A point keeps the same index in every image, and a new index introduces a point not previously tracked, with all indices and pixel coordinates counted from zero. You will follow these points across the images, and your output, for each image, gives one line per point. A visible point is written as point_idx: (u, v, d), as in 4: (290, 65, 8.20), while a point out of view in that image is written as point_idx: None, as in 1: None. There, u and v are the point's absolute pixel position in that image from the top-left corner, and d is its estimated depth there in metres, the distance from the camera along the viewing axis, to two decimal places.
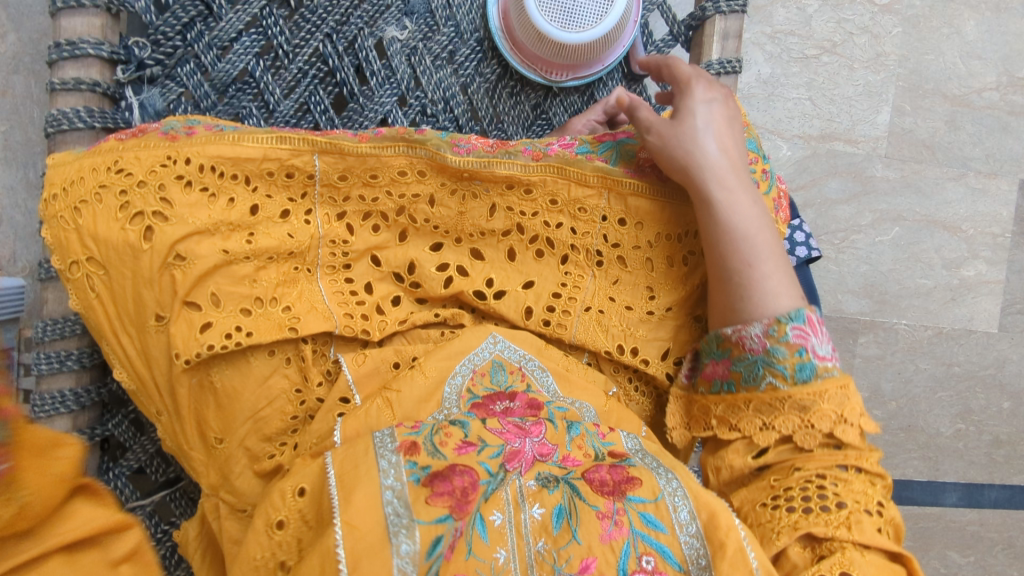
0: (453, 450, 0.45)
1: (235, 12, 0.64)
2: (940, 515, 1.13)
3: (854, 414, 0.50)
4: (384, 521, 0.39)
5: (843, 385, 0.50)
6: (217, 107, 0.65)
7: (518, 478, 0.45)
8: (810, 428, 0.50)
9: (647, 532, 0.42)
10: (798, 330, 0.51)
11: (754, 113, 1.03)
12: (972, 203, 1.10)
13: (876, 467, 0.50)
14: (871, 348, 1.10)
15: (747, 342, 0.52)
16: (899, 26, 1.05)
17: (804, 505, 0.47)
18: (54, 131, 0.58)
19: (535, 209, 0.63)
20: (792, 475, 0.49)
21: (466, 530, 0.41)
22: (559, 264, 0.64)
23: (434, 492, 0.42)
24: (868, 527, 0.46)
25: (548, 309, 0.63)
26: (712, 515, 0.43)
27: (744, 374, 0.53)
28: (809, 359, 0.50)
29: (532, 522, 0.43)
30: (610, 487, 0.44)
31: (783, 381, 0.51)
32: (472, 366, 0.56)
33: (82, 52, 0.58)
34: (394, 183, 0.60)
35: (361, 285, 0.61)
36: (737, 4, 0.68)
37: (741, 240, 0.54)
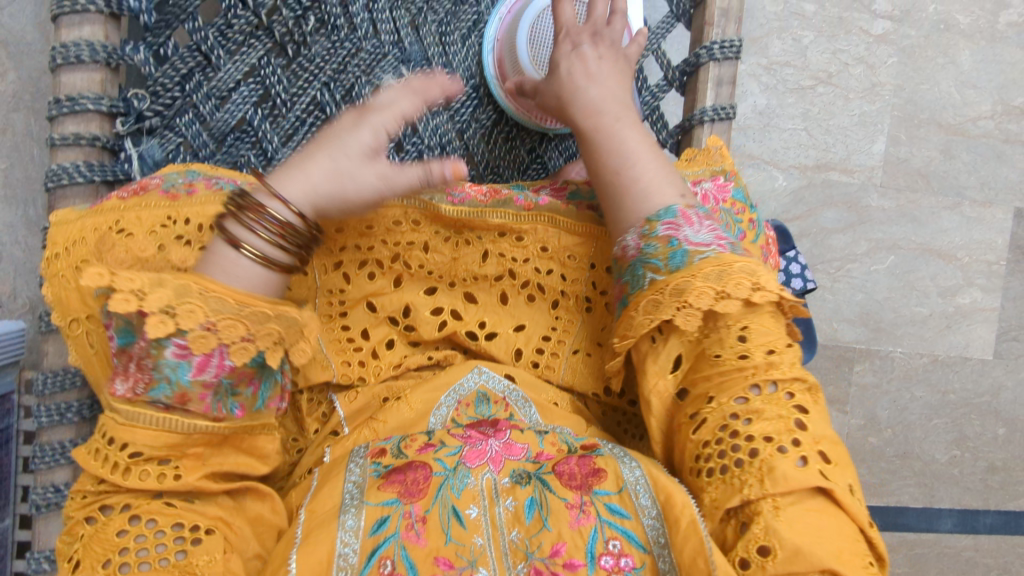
0: (415, 450, 0.51)
1: (233, 62, 0.65)
2: (935, 540, 1.14)
3: (737, 290, 0.49)
4: (339, 502, 0.48)
5: (721, 263, 0.49)
6: (215, 156, 0.65)
7: (490, 476, 0.49)
8: (688, 308, 0.49)
9: (612, 519, 0.45)
10: (667, 225, 0.52)
11: (750, 143, 1.04)
12: (966, 231, 1.10)
13: (792, 372, 0.48)
14: (867, 376, 1.10)
15: (626, 251, 0.53)
16: (894, 56, 1.05)
17: (720, 463, 0.46)
18: (55, 186, 0.59)
19: (527, 256, 0.64)
20: (705, 425, 0.48)
21: (422, 512, 0.46)
22: (550, 309, 0.64)
23: (387, 480, 0.48)
24: (785, 468, 0.44)
25: (537, 351, 0.63)
26: (670, 497, 0.46)
27: (630, 282, 0.52)
28: (680, 247, 0.50)
29: (504, 514, 0.47)
30: (577, 480, 0.47)
31: (659, 273, 0.50)
32: (457, 396, 0.59)
33: (82, 107, 0.59)
34: (389, 233, 0.62)
35: (357, 331, 0.62)
36: (730, 51, 0.68)
37: (612, 155, 0.56)
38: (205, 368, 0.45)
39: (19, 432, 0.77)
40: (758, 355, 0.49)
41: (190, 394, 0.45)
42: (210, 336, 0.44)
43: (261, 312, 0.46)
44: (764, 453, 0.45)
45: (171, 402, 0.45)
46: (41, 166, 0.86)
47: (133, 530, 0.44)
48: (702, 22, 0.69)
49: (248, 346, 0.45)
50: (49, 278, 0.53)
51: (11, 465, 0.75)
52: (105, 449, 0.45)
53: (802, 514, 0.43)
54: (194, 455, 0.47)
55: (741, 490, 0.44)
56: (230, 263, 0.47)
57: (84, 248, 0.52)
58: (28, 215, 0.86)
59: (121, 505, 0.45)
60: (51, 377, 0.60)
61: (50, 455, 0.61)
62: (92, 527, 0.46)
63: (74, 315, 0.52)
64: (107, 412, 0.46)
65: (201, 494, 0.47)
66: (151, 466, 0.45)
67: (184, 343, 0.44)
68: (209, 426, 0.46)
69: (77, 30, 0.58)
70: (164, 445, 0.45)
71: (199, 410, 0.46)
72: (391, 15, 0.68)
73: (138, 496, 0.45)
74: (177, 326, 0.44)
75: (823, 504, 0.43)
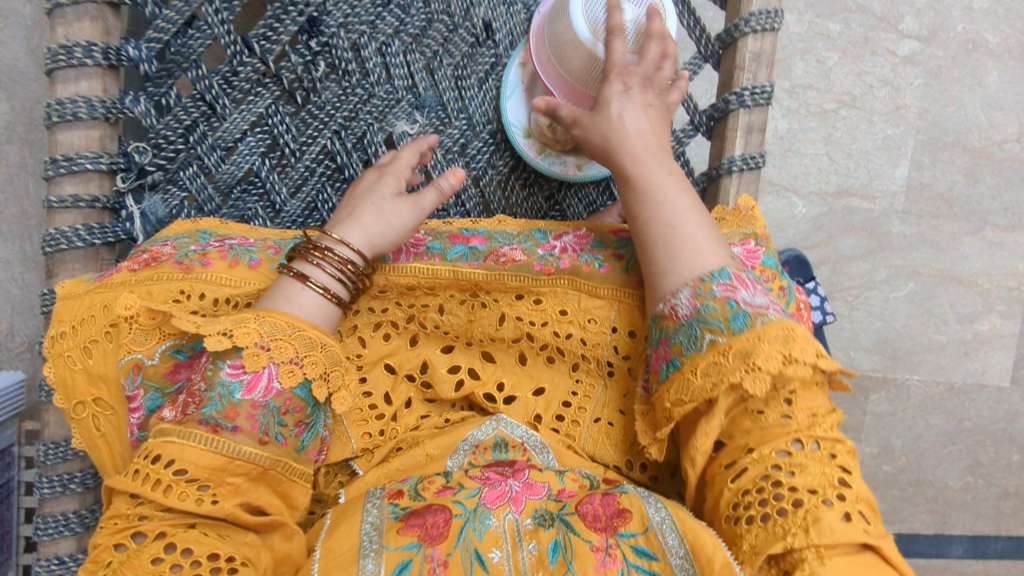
0: (434, 493, 0.47)
1: (239, 112, 0.62)
2: (946, 566, 1.13)
3: (804, 353, 0.44)
4: (357, 545, 0.42)
5: (784, 327, 0.45)
6: (222, 210, 0.63)
7: (513, 516, 0.46)
8: (755, 370, 0.44)
9: (639, 562, 0.42)
10: (724, 286, 0.47)
11: (771, 169, 1.01)
12: (988, 257, 1.07)
13: (832, 433, 0.45)
14: (883, 405, 1.09)
15: (677, 310, 0.48)
16: (920, 77, 1.02)
17: (762, 513, 0.42)
18: (53, 250, 0.56)
19: (544, 319, 0.56)
20: (746, 473, 0.44)
21: (444, 556, 0.42)
22: (570, 371, 0.57)
23: (406, 523, 0.44)
24: (831, 518, 0.40)
25: (557, 418, 0.56)
26: (698, 537, 0.42)
27: (684, 344, 0.47)
28: (740, 309, 0.46)
29: (527, 558, 0.43)
30: (602, 522, 0.44)
31: (720, 334, 0.45)
32: (473, 440, 0.54)
33: (80, 168, 0.56)
34: (404, 295, 0.56)
35: (379, 396, 0.56)
36: (762, 98, 0.65)
37: (666, 206, 0.51)
38: (255, 387, 0.43)
39: (19, 482, 0.75)
40: (801, 412, 0.45)
41: (238, 412, 0.43)
42: (265, 352, 0.43)
43: (310, 338, 0.45)
44: (810, 504, 0.41)
45: (218, 421, 0.42)
46: (36, 200, 0.82)
47: (168, 559, 0.39)
48: (732, 66, 0.66)
49: (296, 370, 0.44)
50: (54, 357, 0.50)
51: (12, 517, 0.74)
52: (146, 468, 0.41)
53: (849, 566, 0.38)
54: (231, 486, 0.42)
55: (785, 536, 0.40)
56: (294, 293, 0.48)
57: (93, 327, 0.50)
58: (24, 251, 0.82)
59: (158, 530, 0.40)
60: (52, 448, 0.58)
61: (54, 526, 0.59)
62: (121, 554, 0.40)
63: (79, 397, 0.50)
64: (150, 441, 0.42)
65: (234, 530, 0.42)
66: (190, 489, 0.40)
67: (239, 359, 0.43)
68: (252, 452, 0.43)
69: (75, 85, 0.55)
70: (205, 467, 0.41)
71: (245, 431, 0.43)
72: (405, 59, 0.66)
73: (171, 525, 0.40)
74: (232, 345, 0.43)
75: (871, 560, 0.39)
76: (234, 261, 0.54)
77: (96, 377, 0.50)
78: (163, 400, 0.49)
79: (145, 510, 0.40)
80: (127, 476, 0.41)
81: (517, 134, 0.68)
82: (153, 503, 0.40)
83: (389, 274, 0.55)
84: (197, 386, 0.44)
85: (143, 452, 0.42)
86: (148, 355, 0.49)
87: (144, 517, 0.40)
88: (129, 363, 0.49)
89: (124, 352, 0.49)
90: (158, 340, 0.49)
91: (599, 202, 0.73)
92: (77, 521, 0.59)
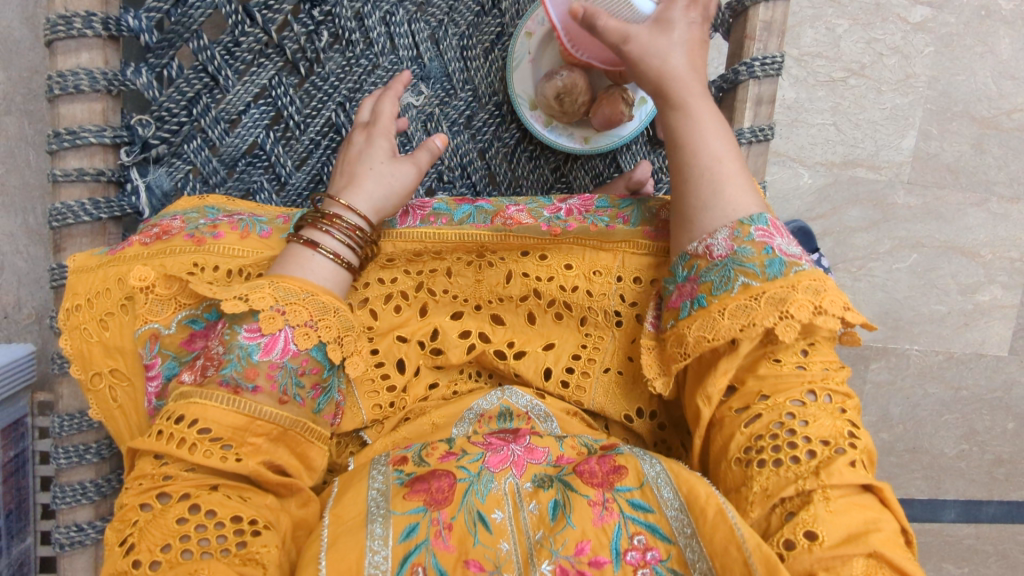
0: (437, 458, 0.46)
1: (242, 84, 0.62)
2: (938, 530, 1.16)
3: (834, 307, 0.44)
4: (366, 509, 0.41)
5: (816, 278, 0.45)
6: (227, 183, 0.63)
7: (513, 480, 0.44)
8: (789, 318, 0.43)
9: (635, 515, 0.39)
10: (761, 231, 0.47)
11: (777, 139, 1.00)
12: (992, 228, 1.07)
13: (842, 387, 0.43)
14: (882, 374, 1.10)
15: (712, 250, 0.47)
16: (931, 46, 1.00)
17: (774, 457, 0.40)
18: (59, 225, 0.55)
19: (550, 274, 0.56)
20: (759, 419, 0.42)
21: (449, 519, 0.41)
22: (579, 326, 0.56)
23: (412, 488, 0.42)
24: (839, 463, 0.38)
25: (567, 370, 0.55)
26: (692, 489, 0.39)
27: (715, 283, 0.46)
28: (777, 256, 0.45)
29: (529, 518, 0.42)
30: (598, 478, 0.41)
31: (755, 278, 0.45)
32: (479, 409, 0.54)
33: (84, 142, 0.55)
34: (412, 262, 0.57)
35: (391, 365, 0.55)
36: (772, 69, 0.64)
37: (719, 140, 0.50)
38: (272, 348, 0.43)
39: (33, 452, 0.76)
40: (815, 364, 0.44)
41: (257, 372, 0.42)
42: (280, 317, 0.44)
43: (323, 303, 0.46)
44: (822, 454, 0.39)
45: (238, 381, 0.42)
46: (37, 171, 0.81)
47: (194, 519, 0.38)
48: (742, 36, 0.65)
49: (311, 332, 0.44)
50: (70, 329, 0.50)
51: (28, 486, 0.75)
52: (170, 428, 0.40)
53: (851, 508, 0.37)
54: (253, 446, 0.41)
55: (795, 480, 0.38)
56: (306, 260, 0.48)
57: (108, 300, 0.50)
58: (27, 223, 0.82)
59: (181, 492, 0.39)
60: (67, 420, 0.59)
61: (71, 495, 0.60)
62: (148, 513, 0.38)
63: (96, 368, 0.50)
64: (171, 402, 0.42)
65: (254, 492, 0.40)
66: (214, 447, 0.40)
67: (256, 322, 0.43)
68: (273, 413, 0.42)
69: (75, 57, 0.54)
70: (228, 425, 0.40)
71: (266, 391, 0.42)
72: (410, 29, 0.65)
73: (195, 486, 0.39)
74: (249, 308, 0.43)
75: (872, 501, 0.37)
76: (245, 232, 0.53)
77: (111, 349, 0.50)
78: (180, 368, 0.49)
79: (170, 470, 0.39)
80: (150, 437, 0.40)
81: (523, 107, 0.67)
82: (178, 463, 0.40)
83: (397, 240, 0.56)
84: (214, 350, 0.44)
85: (167, 414, 0.41)
86: (164, 325, 0.49)
87: (170, 476, 0.39)
88: (145, 333, 0.49)
89: (140, 323, 0.49)
90: (173, 310, 0.49)
91: (605, 175, 0.73)
92: (93, 490, 0.60)
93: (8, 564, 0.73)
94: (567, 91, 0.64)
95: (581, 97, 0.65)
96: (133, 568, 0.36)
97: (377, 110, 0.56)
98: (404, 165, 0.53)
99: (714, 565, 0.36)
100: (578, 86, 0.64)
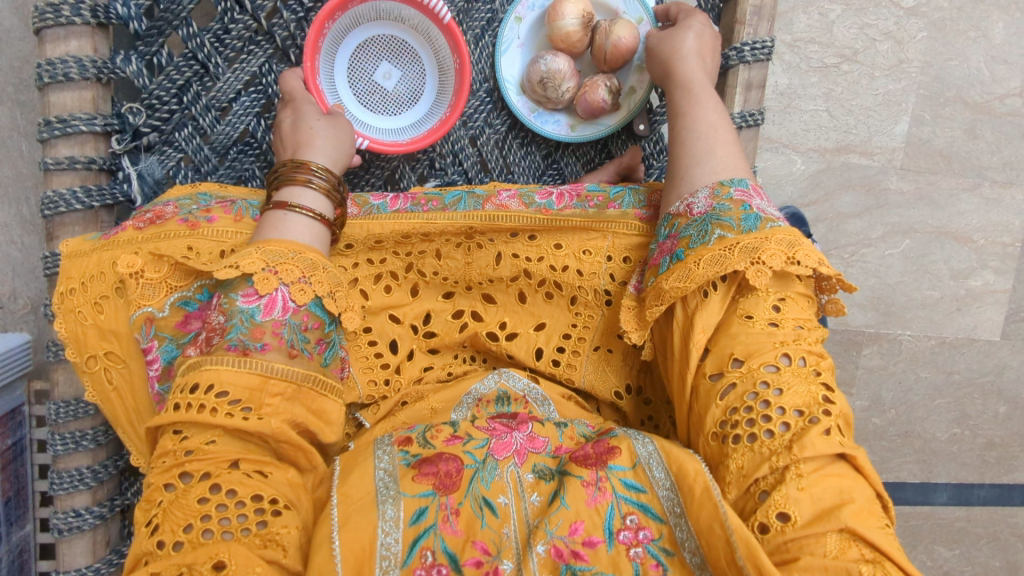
0: (442, 442, 0.45)
1: (232, 71, 0.62)
2: (930, 513, 1.17)
3: (808, 259, 0.45)
4: (374, 490, 0.40)
5: (791, 234, 0.46)
6: (219, 170, 0.63)
7: (515, 469, 0.43)
8: (760, 263, 0.44)
9: (628, 494, 0.40)
10: (740, 192, 0.49)
11: (770, 126, 1.00)
12: (984, 213, 1.07)
13: (816, 348, 0.43)
14: (875, 359, 1.11)
15: (693, 207, 0.50)
16: (924, 31, 1.00)
17: (747, 433, 0.40)
18: (52, 213, 0.56)
19: (540, 253, 0.56)
20: (734, 390, 0.41)
21: (456, 505, 0.41)
22: (569, 305, 0.57)
23: (421, 470, 0.42)
24: (812, 433, 0.38)
25: (558, 349, 0.56)
26: (681, 466, 0.39)
27: (693, 237, 0.48)
28: (754, 213, 0.47)
29: (530, 508, 0.41)
30: (591, 459, 0.42)
31: (730, 231, 0.46)
32: (476, 394, 0.54)
33: (75, 130, 0.56)
34: (401, 245, 0.57)
35: (385, 345, 0.56)
36: (762, 53, 0.64)
37: (712, 114, 0.54)
38: (273, 308, 0.43)
39: (31, 440, 0.77)
40: (788, 323, 0.43)
41: (263, 330, 0.42)
42: (274, 277, 0.44)
43: (312, 260, 0.46)
44: (796, 426, 0.39)
45: (247, 343, 0.42)
46: (30, 162, 0.81)
47: (215, 498, 0.37)
48: (733, 20, 0.65)
49: (306, 288, 0.45)
50: (65, 312, 0.50)
51: (28, 474, 0.76)
52: (186, 399, 0.40)
53: (823, 481, 0.36)
54: (272, 406, 0.41)
55: (769, 457, 0.38)
56: (281, 222, 0.47)
57: (103, 283, 0.50)
58: (21, 214, 0.82)
59: (202, 471, 0.38)
60: (63, 407, 0.59)
61: (69, 481, 0.61)
62: (171, 493, 0.38)
63: (91, 350, 0.50)
64: (181, 377, 0.42)
65: (275, 469, 0.40)
66: (234, 408, 0.39)
67: (250, 287, 0.43)
68: (285, 369, 0.42)
69: (64, 44, 0.55)
70: (244, 387, 0.40)
71: (274, 347, 0.42)
72: None
73: (215, 464, 0.38)
74: (241, 274, 0.44)
75: (846, 470, 0.37)
76: (239, 216, 0.54)
77: (106, 332, 0.50)
78: (179, 350, 0.49)
79: (191, 444, 0.39)
80: (169, 412, 0.40)
81: (510, 91, 0.68)
82: (201, 437, 0.39)
83: (385, 222, 0.56)
84: (216, 320, 0.44)
85: (181, 387, 0.41)
86: (158, 309, 0.49)
87: (191, 452, 0.38)
88: (140, 318, 0.49)
89: (134, 308, 0.49)
90: (166, 293, 0.50)
91: (597, 161, 0.73)
92: (90, 476, 0.61)
93: (8, 551, 0.73)
94: (550, 76, 0.65)
95: (565, 82, 0.66)
96: (157, 549, 0.36)
97: (289, 91, 0.57)
98: (341, 120, 0.56)
99: (701, 543, 0.37)
100: (561, 72, 0.65)
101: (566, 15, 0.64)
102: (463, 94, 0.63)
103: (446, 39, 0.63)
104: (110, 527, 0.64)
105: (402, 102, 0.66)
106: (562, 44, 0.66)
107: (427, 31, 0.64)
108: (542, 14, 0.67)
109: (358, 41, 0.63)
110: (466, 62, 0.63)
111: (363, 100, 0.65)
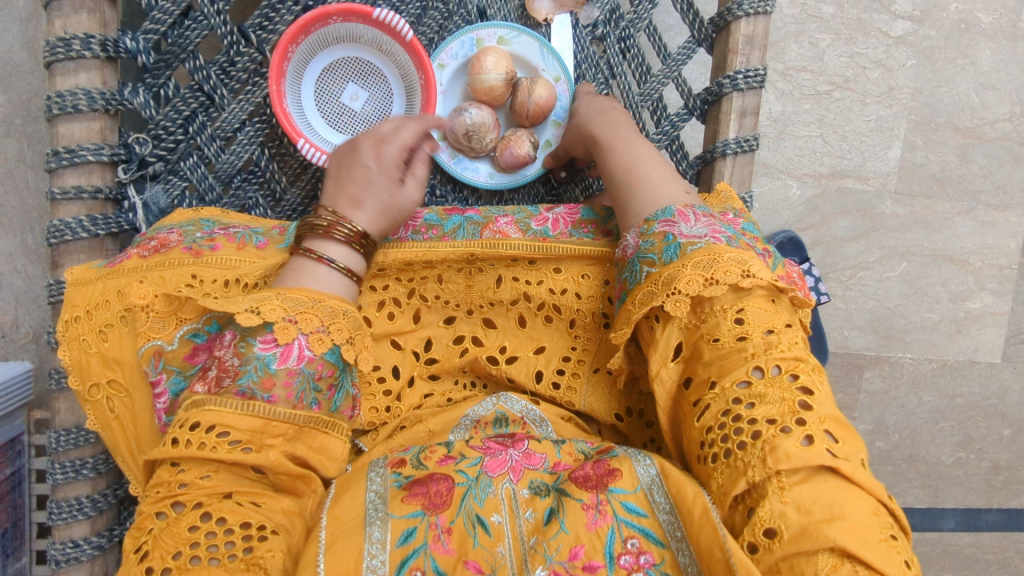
0: (435, 462, 0.45)
1: (237, 102, 0.63)
2: (938, 539, 1.16)
3: (728, 274, 0.45)
4: (363, 512, 0.40)
5: (712, 253, 0.46)
6: (223, 199, 0.65)
7: (510, 485, 0.43)
8: (676, 293, 0.45)
9: (628, 518, 0.40)
10: (664, 223, 0.50)
11: (765, 152, 1.02)
12: (980, 236, 1.08)
13: (791, 352, 0.43)
14: (877, 383, 1.10)
15: (625, 251, 0.51)
16: (913, 58, 1.02)
17: (725, 449, 0.40)
18: (57, 241, 0.57)
19: (540, 277, 0.57)
20: (709, 410, 0.42)
21: (448, 523, 0.40)
22: (568, 328, 0.57)
23: (411, 491, 0.42)
24: (785, 444, 0.38)
25: (557, 372, 0.56)
26: (680, 489, 0.39)
27: (629, 279, 0.50)
28: (675, 241, 0.48)
29: (525, 525, 0.41)
30: (592, 481, 0.42)
31: (654, 265, 0.48)
32: (474, 416, 0.54)
33: (82, 160, 0.57)
34: (403, 270, 0.57)
35: (388, 370, 0.56)
36: (755, 81, 0.66)
37: (626, 154, 0.57)
38: (288, 357, 0.42)
39: (30, 470, 0.76)
40: (757, 333, 0.44)
41: (275, 382, 0.42)
42: (293, 326, 0.43)
43: (331, 308, 0.45)
44: (767, 435, 0.39)
45: (254, 392, 0.41)
46: (36, 192, 0.82)
47: (205, 527, 0.37)
48: (726, 50, 0.67)
49: (324, 337, 0.44)
50: (69, 341, 0.50)
51: (26, 504, 0.75)
52: (185, 435, 0.39)
53: (807, 491, 0.36)
54: (273, 447, 0.41)
55: (746, 472, 0.38)
56: (314, 273, 0.47)
57: (108, 312, 0.50)
58: (26, 243, 0.83)
59: (195, 500, 0.38)
60: (64, 435, 0.59)
61: (67, 510, 0.60)
62: (162, 521, 0.38)
63: (94, 378, 0.51)
64: (183, 412, 0.41)
65: (270, 498, 0.40)
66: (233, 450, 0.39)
67: (269, 334, 0.43)
68: (290, 415, 0.42)
69: (73, 77, 0.56)
70: (246, 429, 0.40)
71: (282, 400, 0.42)
72: None
73: (208, 495, 0.38)
74: (262, 321, 0.43)
75: (831, 479, 0.37)
76: (242, 243, 0.54)
77: (110, 361, 0.50)
78: (186, 383, 0.49)
79: (186, 477, 0.39)
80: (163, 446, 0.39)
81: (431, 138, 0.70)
82: (195, 471, 0.39)
83: (387, 249, 0.55)
84: (230, 360, 0.43)
85: (179, 422, 0.41)
86: (166, 341, 0.49)
87: (186, 484, 0.38)
88: (149, 350, 0.49)
89: (143, 341, 0.49)
90: (175, 326, 0.49)
91: (595, 186, 0.75)
92: (89, 505, 0.61)
93: None
94: (475, 127, 0.67)
95: (487, 133, 0.67)
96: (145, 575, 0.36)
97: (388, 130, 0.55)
98: (408, 200, 0.54)
99: (703, 567, 0.37)
100: (486, 123, 0.67)
101: (489, 70, 0.66)
102: (430, 111, 0.64)
103: (411, 56, 0.63)
104: (108, 558, 0.63)
105: (371, 121, 0.66)
106: (485, 96, 0.68)
107: (390, 48, 0.64)
108: (465, 63, 0.69)
109: (323, 64, 0.64)
110: (431, 77, 0.63)
111: (331, 120, 0.65)
